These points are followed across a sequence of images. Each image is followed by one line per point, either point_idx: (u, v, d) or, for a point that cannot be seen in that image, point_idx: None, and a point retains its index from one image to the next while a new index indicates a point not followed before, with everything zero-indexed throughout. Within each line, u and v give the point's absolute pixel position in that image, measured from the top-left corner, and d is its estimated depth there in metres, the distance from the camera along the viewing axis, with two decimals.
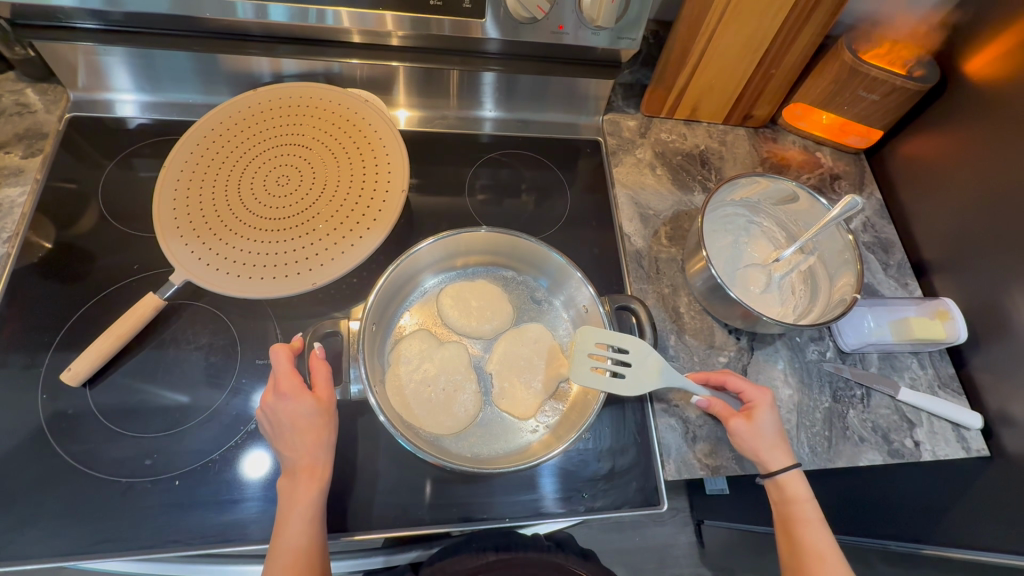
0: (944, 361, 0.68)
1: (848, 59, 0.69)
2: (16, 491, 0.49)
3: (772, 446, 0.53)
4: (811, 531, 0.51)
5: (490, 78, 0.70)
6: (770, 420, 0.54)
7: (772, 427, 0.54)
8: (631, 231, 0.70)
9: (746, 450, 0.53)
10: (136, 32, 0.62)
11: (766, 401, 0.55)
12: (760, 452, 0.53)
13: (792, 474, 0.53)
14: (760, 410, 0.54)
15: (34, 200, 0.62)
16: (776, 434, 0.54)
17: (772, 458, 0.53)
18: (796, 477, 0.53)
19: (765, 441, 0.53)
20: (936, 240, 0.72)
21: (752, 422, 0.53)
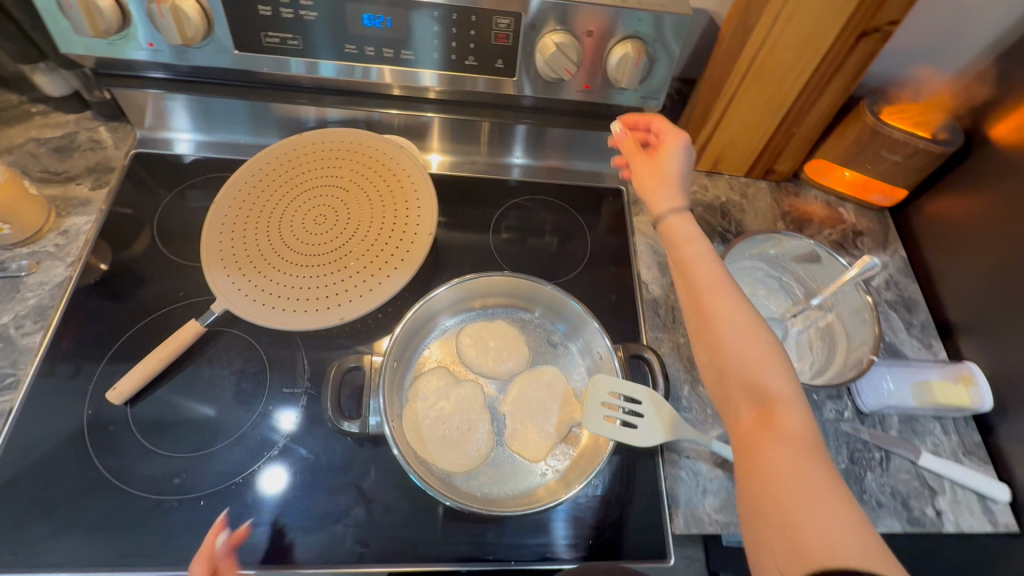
0: (970, 428, 0.66)
1: (869, 121, 0.70)
2: (57, 500, 0.52)
3: (674, 183, 0.50)
4: (700, 272, 0.46)
5: (521, 129, 0.74)
6: (683, 151, 0.52)
7: (684, 167, 0.52)
8: (649, 279, 0.72)
9: (638, 182, 0.52)
10: (200, 81, 0.69)
11: (682, 142, 0.52)
12: (656, 185, 0.50)
13: (686, 221, 0.49)
14: (671, 150, 0.52)
15: (97, 227, 0.67)
16: (683, 181, 0.51)
17: (675, 192, 0.50)
18: (685, 222, 0.48)
19: (663, 176, 0.51)
20: (962, 302, 0.71)
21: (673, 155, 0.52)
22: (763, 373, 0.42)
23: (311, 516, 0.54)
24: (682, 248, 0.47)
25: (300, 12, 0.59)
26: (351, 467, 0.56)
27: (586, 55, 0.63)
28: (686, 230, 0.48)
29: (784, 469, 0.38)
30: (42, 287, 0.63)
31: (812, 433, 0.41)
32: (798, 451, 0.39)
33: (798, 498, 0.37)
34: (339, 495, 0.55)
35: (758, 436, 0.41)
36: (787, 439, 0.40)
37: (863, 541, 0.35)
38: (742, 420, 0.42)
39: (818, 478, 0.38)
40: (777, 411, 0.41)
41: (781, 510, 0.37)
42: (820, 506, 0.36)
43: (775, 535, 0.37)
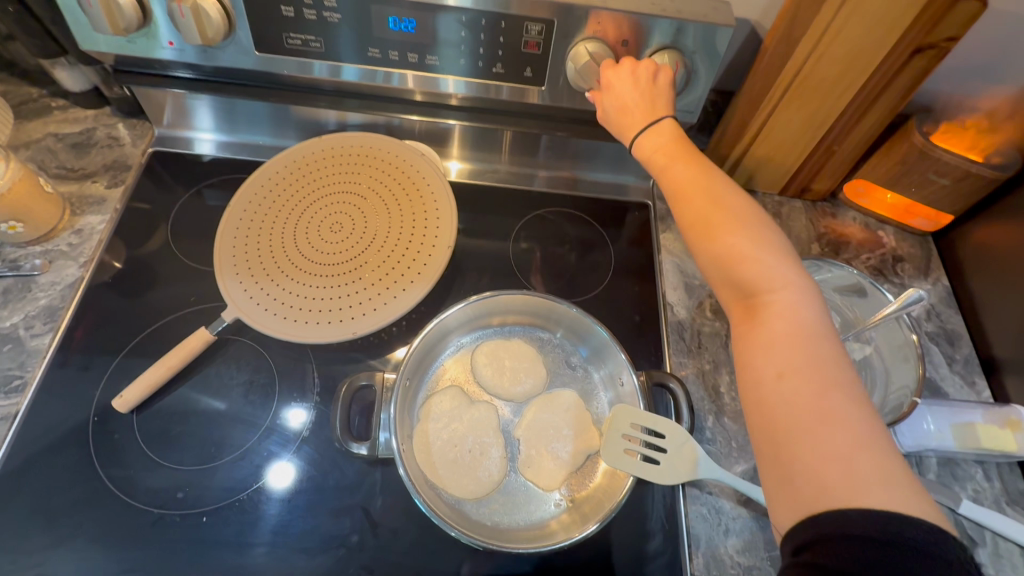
0: (1014, 474, 0.62)
1: (918, 141, 0.67)
2: (59, 510, 0.51)
3: (625, 112, 0.53)
4: (676, 174, 0.48)
5: (546, 139, 0.72)
6: (619, 76, 0.54)
7: (628, 87, 0.54)
8: (675, 300, 0.68)
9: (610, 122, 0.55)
10: (226, 82, 0.67)
11: (611, 71, 0.55)
12: (615, 125, 0.54)
13: (647, 143, 0.51)
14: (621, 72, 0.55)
15: (110, 227, 0.66)
16: (635, 103, 0.53)
17: (631, 122, 0.53)
18: (655, 133, 0.51)
19: (612, 110, 0.55)
20: (1010, 339, 0.67)
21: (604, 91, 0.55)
22: (743, 269, 0.42)
23: (315, 538, 0.52)
24: (667, 165, 0.49)
25: (323, 14, 0.57)
26: (357, 489, 0.54)
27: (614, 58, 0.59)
28: (652, 149, 0.50)
29: (763, 377, 0.39)
30: (53, 288, 0.61)
31: (803, 328, 0.39)
32: (782, 350, 0.39)
33: (774, 405, 0.37)
34: (344, 517, 0.53)
35: (743, 328, 0.42)
36: (769, 337, 0.40)
37: (843, 442, 0.35)
38: (734, 319, 0.43)
39: (803, 382, 0.37)
40: (764, 308, 0.41)
41: (763, 417, 0.38)
42: (791, 407, 0.37)
43: (760, 444, 0.38)
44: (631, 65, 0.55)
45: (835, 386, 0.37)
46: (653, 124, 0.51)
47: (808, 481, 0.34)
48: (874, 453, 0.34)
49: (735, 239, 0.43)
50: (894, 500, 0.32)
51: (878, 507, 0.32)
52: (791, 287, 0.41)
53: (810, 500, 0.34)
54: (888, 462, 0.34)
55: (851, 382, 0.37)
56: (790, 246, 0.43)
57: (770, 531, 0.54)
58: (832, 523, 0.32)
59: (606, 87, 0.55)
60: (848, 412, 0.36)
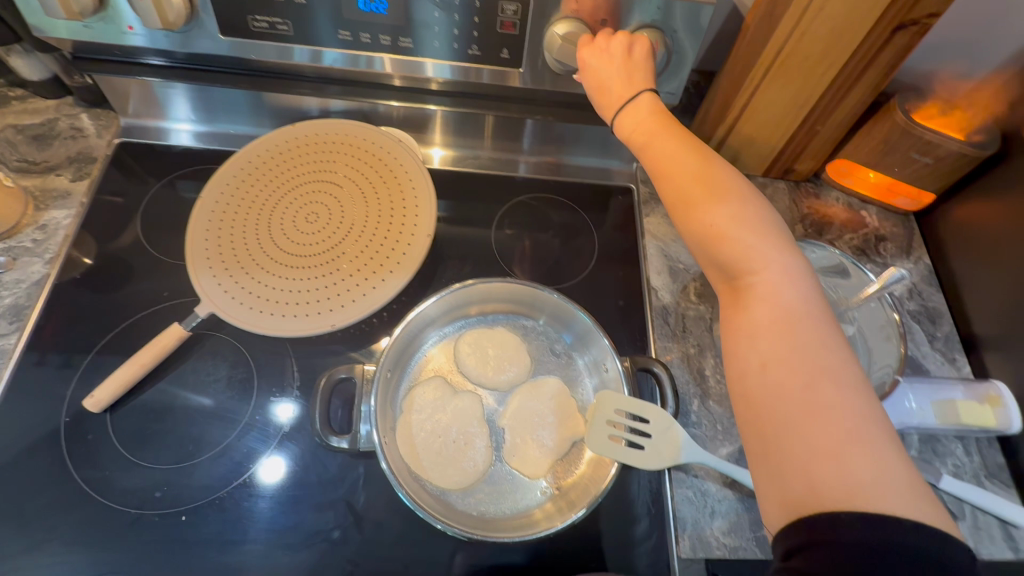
0: (993, 449, 0.63)
1: (900, 120, 0.66)
2: (31, 513, 0.50)
3: (604, 89, 0.52)
4: (655, 155, 0.47)
5: (529, 125, 0.70)
6: (596, 52, 0.53)
7: (606, 63, 0.52)
8: (659, 285, 0.68)
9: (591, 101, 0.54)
10: (201, 69, 0.65)
11: (588, 46, 0.54)
12: (596, 103, 0.53)
13: (628, 121, 0.50)
14: (596, 49, 0.53)
15: (77, 221, 0.64)
16: (614, 79, 0.52)
17: (609, 101, 0.52)
18: (634, 110, 0.50)
19: (593, 88, 0.53)
20: (991, 315, 0.67)
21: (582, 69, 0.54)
22: (728, 254, 0.41)
23: (299, 533, 0.51)
24: (649, 145, 0.48)
25: None
26: (340, 483, 0.54)
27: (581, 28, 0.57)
28: (631, 128, 0.50)
29: (750, 369, 0.38)
30: (18, 286, 0.59)
31: (790, 315, 0.39)
32: (768, 339, 0.38)
33: (762, 399, 0.37)
34: (328, 511, 0.52)
35: (731, 315, 0.41)
36: (755, 327, 0.39)
37: (838, 439, 0.34)
38: (723, 304, 0.43)
39: (790, 373, 0.36)
40: (749, 292, 0.40)
41: (751, 411, 0.38)
42: (780, 403, 0.36)
43: (749, 438, 0.38)
44: (606, 40, 0.53)
45: (828, 377, 0.36)
46: (635, 103, 0.50)
47: (797, 480, 0.34)
48: (866, 446, 0.33)
49: (716, 220, 0.42)
50: (885, 497, 0.32)
51: (870, 508, 0.31)
52: (778, 267, 0.40)
53: (799, 500, 0.34)
54: (880, 455, 0.33)
55: (843, 371, 0.36)
56: (778, 224, 0.42)
57: (755, 511, 0.54)
58: (821, 526, 0.32)
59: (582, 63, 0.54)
60: (838, 407, 0.35)
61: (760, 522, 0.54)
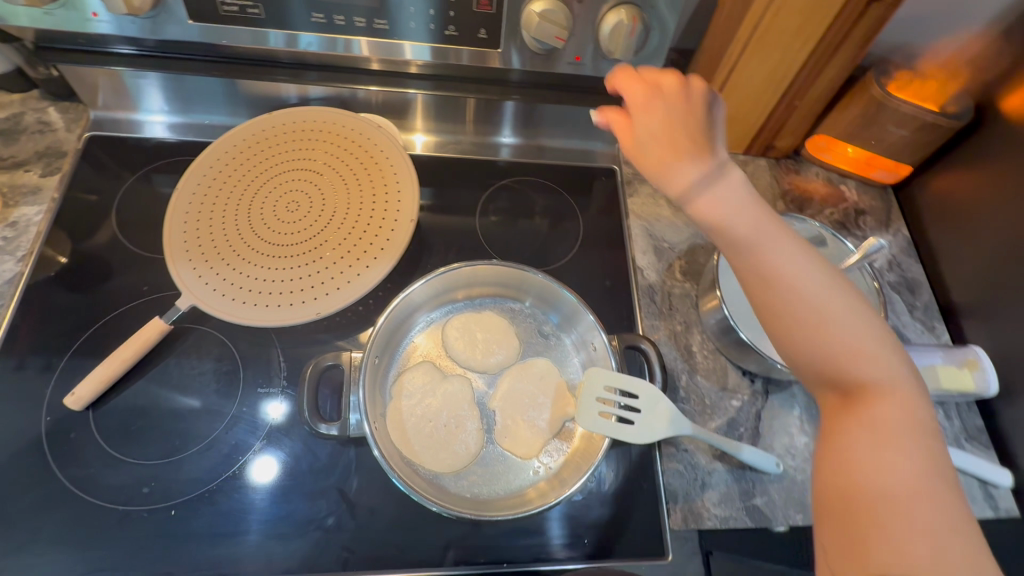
0: (972, 412, 0.65)
1: (877, 92, 0.67)
2: (14, 516, 0.49)
3: (671, 138, 0.46)
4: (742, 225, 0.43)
5: (511, 107, 0.70)
6: (664, 99, 0.47)
7: (676, 113, 0.47)
8: (645, 264, 0.68)
9: (643, 163, 0.47)
10: (173, 57, 0.64)
11: (646, 91, 0.48)
12: (656, 156, 0.46)
13: (710, 189, 0.44)
14: (649, 111, 0.47)
15: (49, 218, 0.62)
16: (684, 131, 0.46)
17: (657, 161, 0.46)
18: (711, 188, 0.44)
19: (651, 137, 0.46)
20: (967, 283, 0.69)
21: (639, 114, 0.48)
22: (854, 364, 0.40)
23: (292, 522, 0.51)
24: (717, 211, 0.43)
25: None
26: (331, 471, 0.53)
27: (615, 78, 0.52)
28: (699, 194, 0.44)
29: (862, 464, 0.38)
30: None
31: (913, 420, 0.39)
32: (887, 450, 0.38)
33: (870, 497, 0.37)
34: (321, 499, 0.52)
35: (842, 416, 0.40)
36: (877, 434, 0.38)
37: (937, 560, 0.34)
38: (826, 406, 0.42)
39: (908, 489, 0.36)
40: (867, 399, 0.40)
41: (849, 509, 0.37)
42: (888, 511, 0.36)
43: (835, 529, 0.37)
44: (662, 93, 0.48)
45: (938, 497, 0.36)
46: (726, 170, 0.45)
47: None
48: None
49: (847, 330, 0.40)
50: None
51: None
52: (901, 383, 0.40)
53: None
54: None
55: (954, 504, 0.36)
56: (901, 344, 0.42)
57: (744, 482, 0.56)
58: None
59: (642, 106, 0.48)
60: (953, 539, 0.35)
61: (750, 492, 0.55)
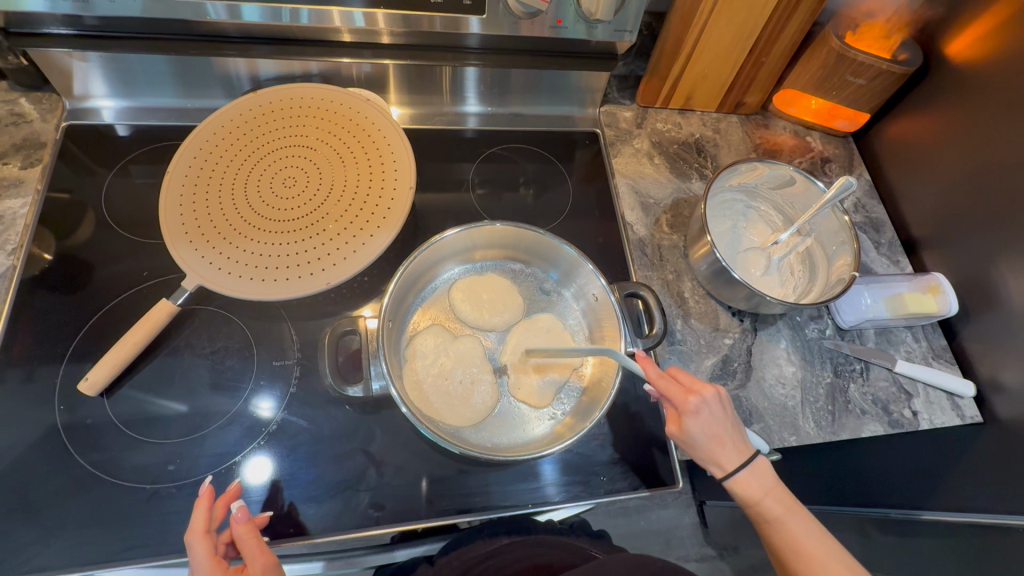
0: (936, 333, 0.71)
1: (837, 46, 0.71)
2: (40, 503, 0.49)
3: (722, 441, 0.48)
4: (766, 500, 0.48)
5: (471, 73, 0.72)
6: (709, 409, 0.47)
7: (719, 419, 0.48)
8: (634, 220, 0.72)
9: (692, 454, 0.49)
10: (117, 36, 0.62)
11: (696, 406, 0.47)
12: (709, 451, 0.48)
13: (752, 472, 0.48)
14: (696, 413, 0.47)
15: (35, 211, 0.62)
16: (728, 427, 0.48)
17: (711, 461, 0.48)
18: (753, 472, 0.48)
19: (703, 449, 0.48)
20: (924, 217, 0.75)
21: (694, 421, 0.47)
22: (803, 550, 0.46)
23: (321, 485, 0.52)
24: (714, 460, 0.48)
25: None
26: (354, 434, 0.55)
27: (652, 376, 0.49)
28: (762, 489, 0.48)
29: None
30: None
31: None
32: None
33: None
34: (347, 462, 0.54)
35: None
36: None
37: None
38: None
39: None
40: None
41: None
42: None
43: None
44: (709, 397, 0.47)
45: None
46: (738, 435, 0.48)
47: None
48: None
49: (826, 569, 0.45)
50: None
51: None
52: None
53: None
54: None
55: None
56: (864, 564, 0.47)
57: None
58: None
59: (698, 415, 0.47)
60: None
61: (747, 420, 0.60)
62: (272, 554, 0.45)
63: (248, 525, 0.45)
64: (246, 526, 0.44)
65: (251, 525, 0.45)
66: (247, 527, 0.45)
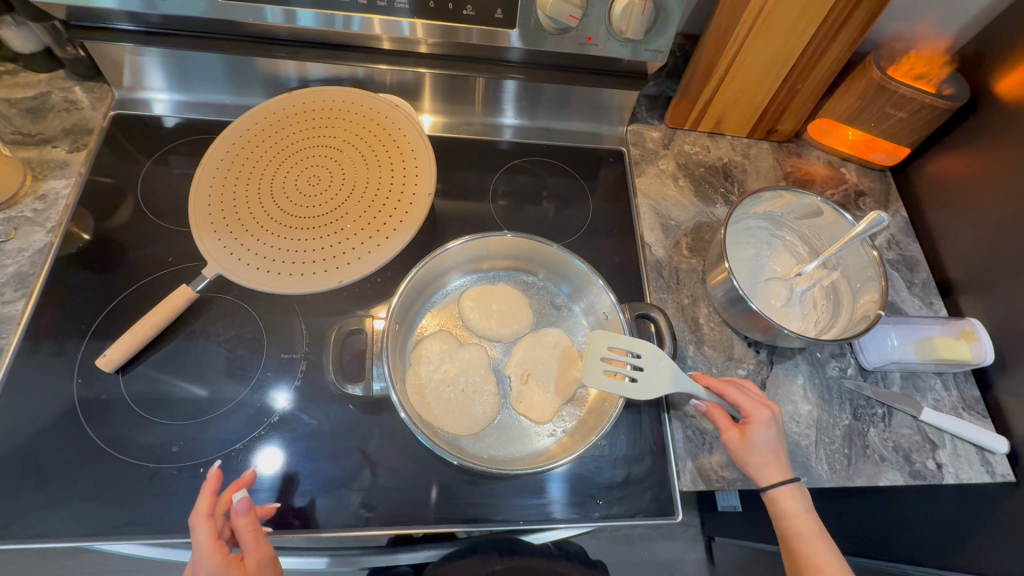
0: (969, 383, 0.67)
1: (877, 76, 0.69)
2: (51, 470, 0.51)
3: (777, 456, 0.52)
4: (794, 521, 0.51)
5: (511, 86, 0.72)
6: (773, 424, 0.53)
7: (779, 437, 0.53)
8: (653, 241, 0.71)
9: (745, 466, 0.52)
10: (175, 33, 0.65)
11: (768, 417, 0.53)
12: (764, 463, 0.52)
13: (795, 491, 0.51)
14: (763, 421, 0.52)
15: (76, 192, 0.65)
16: (784, 447, 0.53)
17: (763, 474, 0.51)
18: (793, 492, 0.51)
19: (758, 459, 0.52)
20: (964, 259, 0.71)
21: (760, 429, 0.52)
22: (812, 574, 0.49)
23: (316, 481, 0.53)
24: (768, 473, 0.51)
25: None
26: (354, 433, 0.55)
27: (725, 386, 0.55)
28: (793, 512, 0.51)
29: None
30: (21, 254, 0.60)
31: None
32: None
33: None
34: (344, 460, 0.54)
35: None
36: None
37: None
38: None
39: None
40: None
41: None
42: None
43: None
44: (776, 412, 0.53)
45: None
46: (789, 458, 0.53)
47: None
48: None
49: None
50: None
51: None
52: None
53: None
54: None
55: None
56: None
57: None
58: None
59: (766, 424, 0.52)
60: None
61: None
62: (269, 546, 0.46)
63: (248, 516, 0.46)
64: (246, 518, 0.45)
65: (251, 516, 0.46)
66: (246, 519, 0.46)
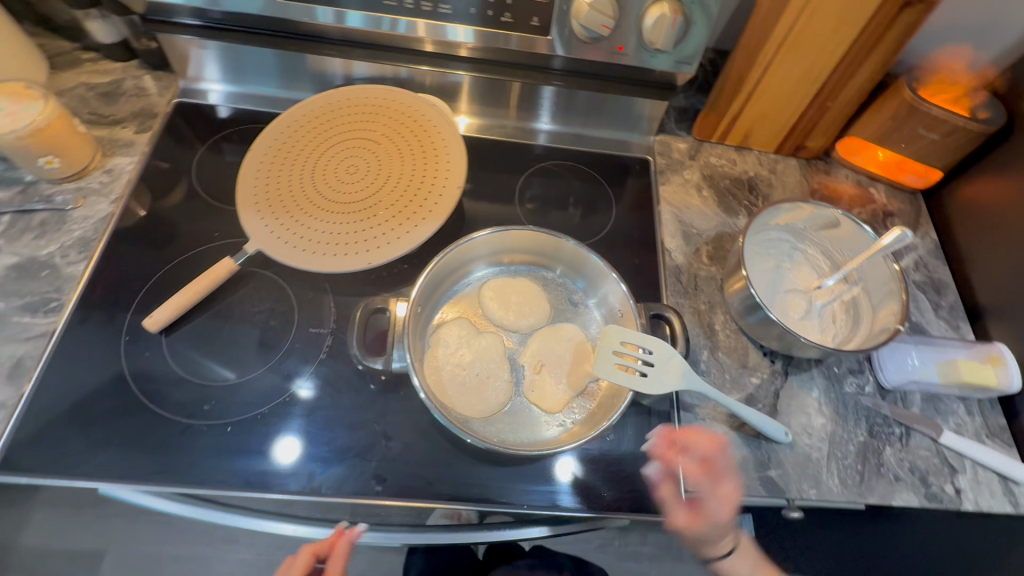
0: (995, 410, 0.65)
1: (908, 96, 0.70)
2: (95, 417, 0.55)
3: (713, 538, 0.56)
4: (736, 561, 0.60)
5: (550, 92, 0.75)
6: (726, 517, 0.54)
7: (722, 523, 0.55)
8: (673, 246, 0.72)
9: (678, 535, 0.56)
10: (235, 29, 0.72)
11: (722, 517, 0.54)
12: (696, 541, 0.56)
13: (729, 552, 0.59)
14: (717, 518, 0.54)
15: (138, 169, 0.71)
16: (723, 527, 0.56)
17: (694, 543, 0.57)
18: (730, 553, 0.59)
19: (693, 536, 0.56)
20: (994, 284, 0.70)
21: (706, 524, 0.54)
22: None
23: (333, 448, 0.55)
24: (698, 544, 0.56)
25: None
26: (371, 407, 0.58)
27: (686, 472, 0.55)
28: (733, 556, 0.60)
29: None
30: (86, 222, 0.66)
31: None
32: None
33: None
34: (360, 432, 0.56)
35: None
36: None
37: None
38: None
39: None
40: None
41: None
42: None
43: None
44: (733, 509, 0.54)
45: None
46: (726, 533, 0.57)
47: None
48: None
49: None
50: None
51: None
52: None
53: None
54: None
55: None
56: None
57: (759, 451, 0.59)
58: None
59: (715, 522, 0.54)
60: None
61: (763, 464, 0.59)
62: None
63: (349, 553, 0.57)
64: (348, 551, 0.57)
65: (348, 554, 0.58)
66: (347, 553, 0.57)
